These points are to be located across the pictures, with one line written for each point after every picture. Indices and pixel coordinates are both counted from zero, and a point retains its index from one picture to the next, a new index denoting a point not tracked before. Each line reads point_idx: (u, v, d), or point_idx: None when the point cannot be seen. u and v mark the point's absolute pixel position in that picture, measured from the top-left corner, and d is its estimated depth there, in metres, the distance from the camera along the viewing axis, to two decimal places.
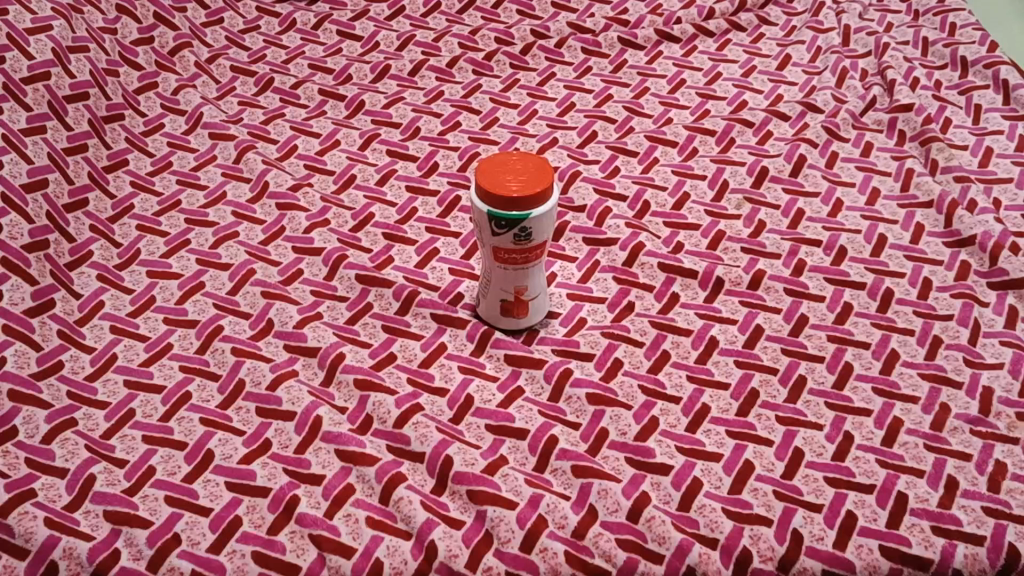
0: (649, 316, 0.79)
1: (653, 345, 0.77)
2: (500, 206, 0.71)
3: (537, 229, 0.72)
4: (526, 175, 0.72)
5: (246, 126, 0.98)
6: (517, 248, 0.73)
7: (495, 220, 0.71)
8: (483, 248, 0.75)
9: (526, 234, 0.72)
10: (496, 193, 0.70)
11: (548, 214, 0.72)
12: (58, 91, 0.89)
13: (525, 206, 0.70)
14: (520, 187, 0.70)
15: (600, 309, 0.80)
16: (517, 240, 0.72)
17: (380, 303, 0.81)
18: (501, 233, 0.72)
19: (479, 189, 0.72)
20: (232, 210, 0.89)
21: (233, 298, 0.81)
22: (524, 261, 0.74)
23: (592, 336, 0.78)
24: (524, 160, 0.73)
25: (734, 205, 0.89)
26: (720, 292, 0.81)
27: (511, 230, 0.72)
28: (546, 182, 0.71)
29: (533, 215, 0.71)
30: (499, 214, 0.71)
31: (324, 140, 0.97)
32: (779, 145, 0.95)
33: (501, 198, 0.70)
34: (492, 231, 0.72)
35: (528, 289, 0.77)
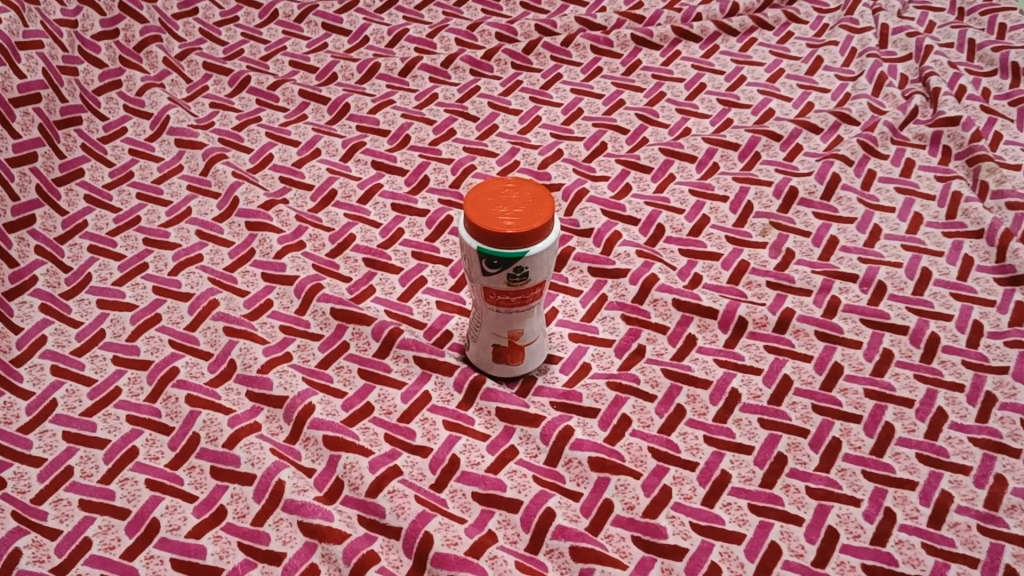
0: (662, 363, 0.70)
1: (666, 399, 0.68)
2: (492, 243, 0.61)
3: (534, 268, 0.63)
4: (522, 207, 0.62)
5: (218, 133, 0.89)
6: (512, 289, 0.64)
7: (486, 258, 0.62)
8: (473, 288, 0.66)
9: (522, 275, 0.63)
10: (487, 228, 0.61)
11: (548, 252, 0.63)
12: (5, 93, 0.80)
13: (520, 243, 0.61)
14: (516, 222, 0.61)
15: (606, 353, 0.71)
16: (512, 280, 0.63)
17: (358, 342, 0.71)
18: (494, 273, 0.63)
19: (468, 222, 0.62)
20: (196, 230, 0.79)
21: (191, 335, 0.72)
22: (519, 303, 0.65)
23: (597, 388, 0.68)
24: (520, 186, 0.64)
25: (759, 231, 0.80)
26: (742, 335, 0.72)
27: (504, 270, 0.63)
28: (545, 215, 0.62)
29: (531, 253, 0.62)
30: (490, 252, 0.62)
31: (303, 149, 0.87)
32: (809, 161, 0.85)
33: (492, 235, 0.61)
34: (483, 271, 0.63)
35: (525, 333, 0.67)
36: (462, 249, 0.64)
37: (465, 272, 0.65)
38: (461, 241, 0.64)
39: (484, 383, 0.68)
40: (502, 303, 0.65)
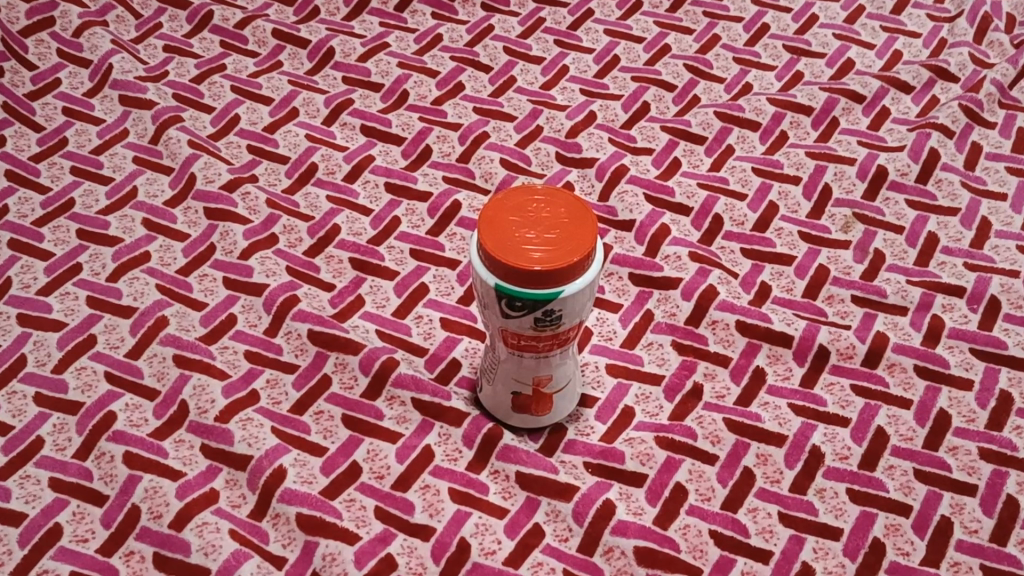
0: (723, 410, 0.56)
1: (731, 461, 0.54)
2: (516, 282, 0.47)
3: (569, 309, 0.48)
4: (554, 229, 0.47)
5: (171, 85, 0.72)
6: (540, 334, 0.49)
7: (506, 298, 0.47)
8: (488, 326, 0.51)
9: (553, 319, 0.48)
10: (508, 262, 0.46)
11: (589, 288, 0.48)
12: None
13: (553, 282, 0.46)
14: (548, 252, 0.46)
15: (653, 395, 0.57)
16: (541, 325, 0.49)
17: (342, 377, 0.57)
18: (518, 316, 0.48)
19: (483, 249, 0.47)
20: (142, 218, 0.64)
21: (134, 364, 0.57)
22: (548, 347, 0.51)
23: (643, 445, 0.54)
24: (553, 197, 0.48)
25: (840, 225, 0.64)
26: (823, 370, 0.58)
27: (531, 313, 0.48)
28: (587, 242, 0.47)
29: (566, 293, 0.47)
30: (513, 291, 0.47)
31: (277, 109, 0.71)
32: (899, 131, 0.69)
33: (515, 270, 0.46)
34: (503, 312, 0.48)
35: (553, 379, 0.53)
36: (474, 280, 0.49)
37: (479, 309, 0.50)
38: (474, 271, 0.49)
39: (501, 438, 0.54)
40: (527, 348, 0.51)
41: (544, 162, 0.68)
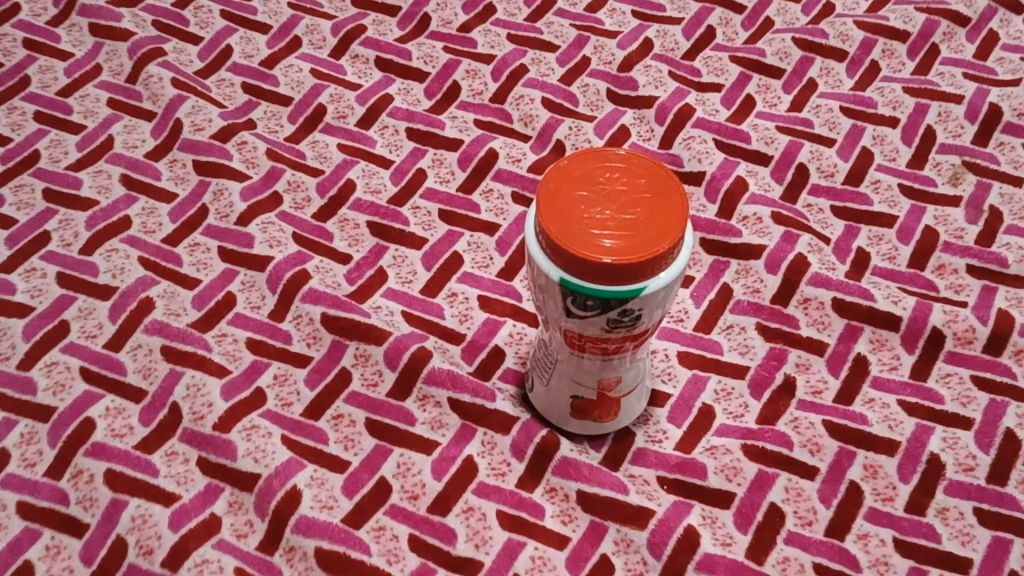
0: (821, 410, 0.47)
1: (833, 475, 0.45)
2: (586, 276, 0.37)
3: (651, 306, 0.38)
4: (632, 209, 0.37)
5: (150, 10, 0.62)
6: (613, 334, 0.40)
7: (572, 294, 0.38)
8: (547, 322, 0.42)
9: (631, 318, 0.38)
10: (574, 252, 0.36)
11: (677, 279, 0.38)
12: None
13: (633, 276, 0.36)
14: (626, 239, 0.36)
15: (735, 391, 0.47)
16: (615, 325, 0.39)
17: (364, 371, 0.48)
18: (587, 315, 0.39)
19: (543, 235, 0.37)
20: (120, 174, 0.54)
21: (114, 358, 0.48)
22: (619, 348, 0.41)
23: (727, 457, 0.45)
24: (629, 164, 0.38)
25: (947, 176, 0.54)
26: (937, 358, 0.48)
27: (604, 313, 0.38)
28: (675, 223, 0.37)
29: (649, 287, 0.37)
30: (582, 287, 0.37)
31: (276, 38, 0.60)
32: (1012, 60, 0.58)
33: (584, 263, 0.36)
34: (568, 310, 0.39)
35: (621, 382, 0.44)
36: (531, 270, 0.39)
37: (537, 303, 0.41)
38: (530, 260, 0.39)
39: (559, 448, 0.45)
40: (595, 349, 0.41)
41: (593, 101, 0.58)
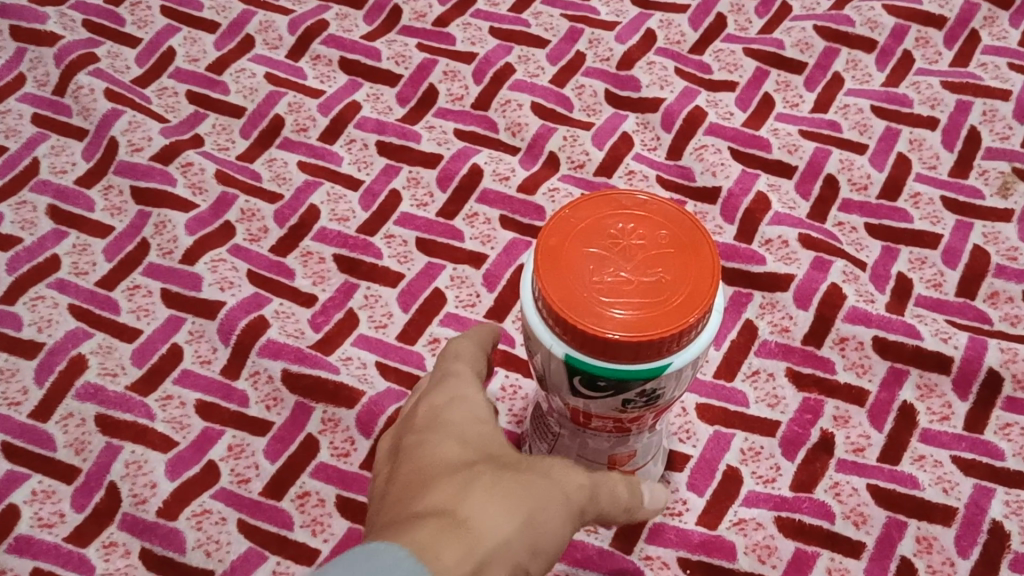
0: (865, 471, 0.40)
1: (881, 551, 0.38)
2: (597, 353, 0.28)
3: (675, 380, 0.30)
4: (653, 268, 0.28)
5: (79, 8, 0.55)
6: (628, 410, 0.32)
7: (576, 370, 0.29)
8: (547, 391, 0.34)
9: (652, 394, 0.31)
10: (582, 324, 0.27)
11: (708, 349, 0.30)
12: None
13: (651, 353, 0.28)
14: (645, 307, 0.27)
15: (765, 450, 0.41)
16: (632, 403, 0.31)
17: (333, 438, 0.41)
18: (598, 392, 0.31)
19: (541, 299, 0.29)
20: (47, 205, 0.47)
21: (42, 430, 0.41)
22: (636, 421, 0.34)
23: (760, 533, 0.39)
24: (647, 211, 0.29)
25: (996, 187, 0.48)
26: (994, 405, 0.42)
27: (619, 392, 0.30)
28: (709, 285, 0.28)
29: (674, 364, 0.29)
30: (591, 365, 0.29)
31: (225, 37, 0.53)
32: None
33: (594, 338, 0.28)
34: (574, 386, 0.31)
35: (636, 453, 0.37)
36: (526, 335, 0.31)
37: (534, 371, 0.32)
38: (526, 324, 0.30)
39: None
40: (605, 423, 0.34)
41: (590, 105, 0.51)
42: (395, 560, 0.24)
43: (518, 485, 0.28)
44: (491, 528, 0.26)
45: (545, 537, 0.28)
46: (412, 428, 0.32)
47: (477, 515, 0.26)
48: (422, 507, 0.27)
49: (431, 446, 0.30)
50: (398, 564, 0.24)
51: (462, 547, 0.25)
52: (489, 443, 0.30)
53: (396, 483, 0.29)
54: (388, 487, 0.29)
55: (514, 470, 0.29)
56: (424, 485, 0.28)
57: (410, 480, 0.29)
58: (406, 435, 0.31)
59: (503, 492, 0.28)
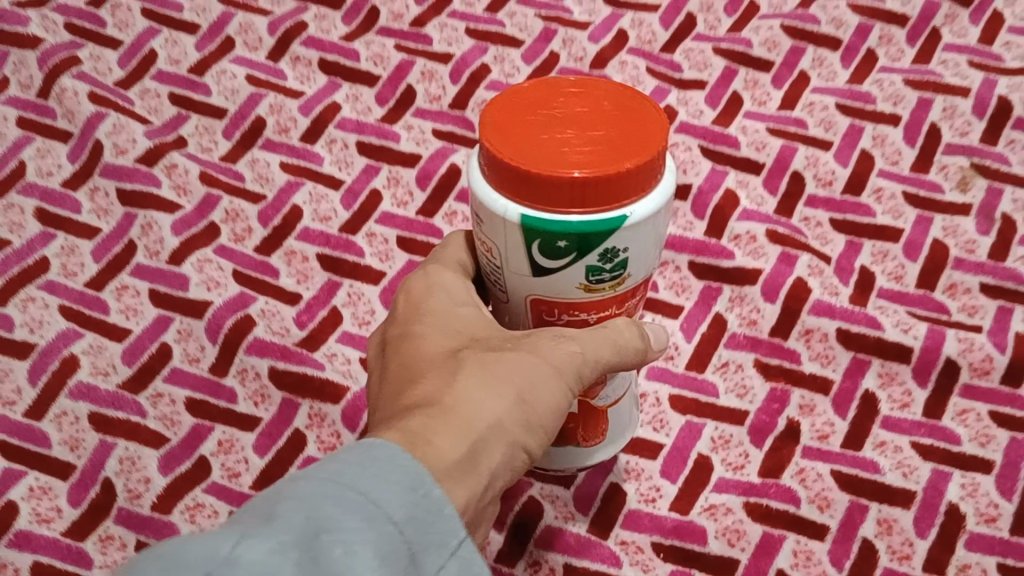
0: (829, 458, 0.42)
1: (845, 534, 0.40)
2: (552, 204, 0.27)
3: (639, 241, 0.29)
4: (602, 125, 0.28)
5: (61, 11, 0.56)
6: (593, 293, 0.31)
7: (536, 238, 0.28)
8: (508, 293, 0.33)
9: (617, 262, 0.29)
10: (532, 172, 0.27)
11: (665, 208, 0.29)
12: None
13: (609, 196, 0.27)
14: (599, 153, 0.27)
15: (734, 438, 0.43)
16: (596, 276, 0.30)
17: (319, 432, 0.42)
18: (558, 264, 0.29)
19: (489, 166, 0.28)
20: (35, 208, 0.48)
21: (35, 428, 0.42)
22: (605, 315, 0.32)
23: (729, 518, 0.40)
24: (586, 84, 0.29)
25: (956, 181, 0.50)
26: (952, 392, 0.44)
27: (581, 256, 0.29)
28: (656, 138, 0.27)
29: (632, 214, 0.28)
30: (548, 222, 0.28)
31: (206, 40, 0.54)
32: (1018, 47, 0.54)
33: (547, 184, 0.27)
34: (534, 262, 0.30)
35: (606, 390, 0.38)
36: (479, 221, 0.30)
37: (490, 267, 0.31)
38: (477, 203, 0.30)
39: (543, 517, 0.41)
40: (573, 317, 0.32)
41: None
42: (392, 453, 0.25)
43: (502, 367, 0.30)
44: (478, 411, 0.29)
45: (537, 410, 0.30)
46: (401, 325, 0.34)
47: (461, 402, 0.29)
48: (413, 404, 0.29)
49: (421, 347, 0.32)
50: (396, 457, 0.25)
51: (452, 433, 0.28)
52: (472, 334, 0.33)
53: (392, 382, 0.32)
54: (383, 387, 0.32)
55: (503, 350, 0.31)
56: (415, 378, 0.31)
57: (401, 376, 0.31)
58: (396, 334, 0.34)
59: (488, 373, 0.30)
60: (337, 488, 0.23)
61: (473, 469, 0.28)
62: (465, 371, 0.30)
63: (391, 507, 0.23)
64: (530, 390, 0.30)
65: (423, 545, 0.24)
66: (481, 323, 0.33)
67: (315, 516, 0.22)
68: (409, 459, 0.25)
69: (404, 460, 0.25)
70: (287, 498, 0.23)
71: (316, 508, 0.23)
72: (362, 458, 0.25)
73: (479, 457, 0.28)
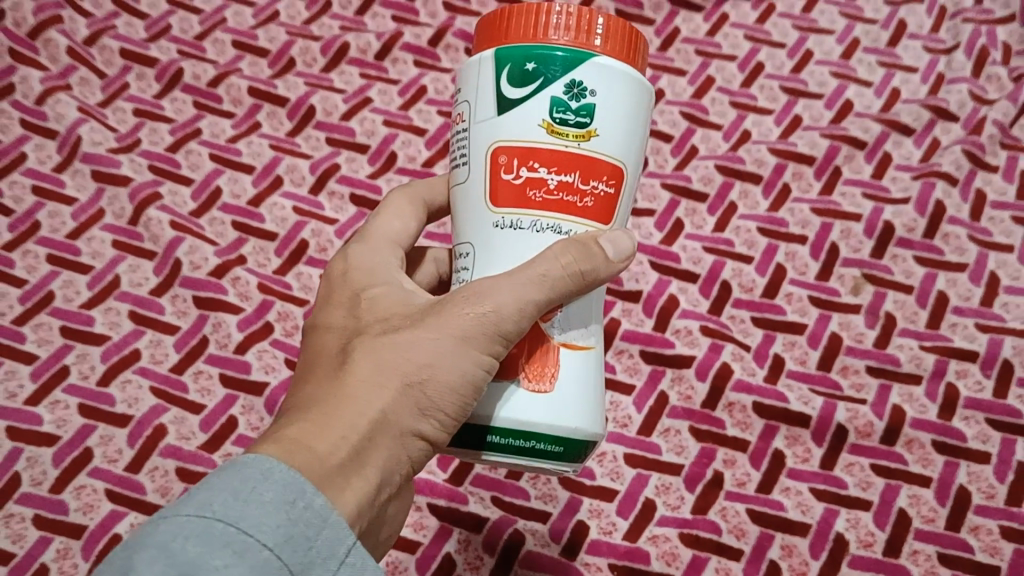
0: (745, 499, 0.55)
1: (756, 554, 0.53)
2: (522, 35, 0.36)
3: (603, 90, 0.36)
4: None
5: (146, 154, 0.68)
6: (555, 137, 0.36)
7: (511, 65, 0.36)
8: (474, 165, 0.38)
9: (581, 103, 0.36)
10: (507, 10, 0.37)
11: (624, 77, 0.37)
12: None
13: (581, 28, 0.36)
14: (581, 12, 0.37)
15: (674, 485, 0.56)
16: (561, 114, 0.36)
17: None
18: (525, 94, 0.36)
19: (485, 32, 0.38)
20: (128, 310, 0.61)
21: (134, 478, 0.56)
22: (564, 183, 0.37)
23: (667, 544, 0.53)
24: None
25: (850, 287, 0.63)
26: (843, 450, 0.57)
27: (547, 84, 0.36)
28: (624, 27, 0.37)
29: (595, 54, 0.36)
30: (515, 48, 0.36)
31: (260, 178, 0.68)
32: (902, 179, 0.68)
33: (517, 12, 0.36)
34: (500, 95, 0.37)
35: (560, 320, 0.39)
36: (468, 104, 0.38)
37: (461, 130, 0.38)
38: (464, 78, 0.39)
39: (524, 542, 0.54)
40: (530, 173, 0.37)
41: None
42: (257, 480, 0.30)
43: (391, 358, 0.35)
44: (365, 407, 0.34)
45: (431, 395, 0.35)
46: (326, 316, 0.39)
47: (353, 400, 0.34)
48: (317, 401, 0.35)
49: (332, 348, 0.37)
50: (263, 479, 0.30)
51: (337, 435, 0.33)
52: (383, 318, 0.37)
53: (309, 373, 0.37)
54: (301, 370, 0.38)
55: (401, 337, 0.35)
56: (314, 374, 0.36)
57: (308, 370, 0.37)
58: (320, 329, 0.39)
59: (378, 367, 0.34)
60: (205, 523, 0.28)
61: (362, 467, 0.33)
62: (357, 366, 0.35)
63: (259, 534, 0.29)
64: (423, 372, 0.34)
65: (297, 564, 0.29)
66: (392, 307, 0.38)
67: (183, 555, 0.27)
68: (283, 476, 0.30)
69: (274, 482, 0.30)
70: (145, 549, 0.28)
71: (186, 547, 0.28)
72: (234, 487, 0.30)
73: (365, 457, 0.33)
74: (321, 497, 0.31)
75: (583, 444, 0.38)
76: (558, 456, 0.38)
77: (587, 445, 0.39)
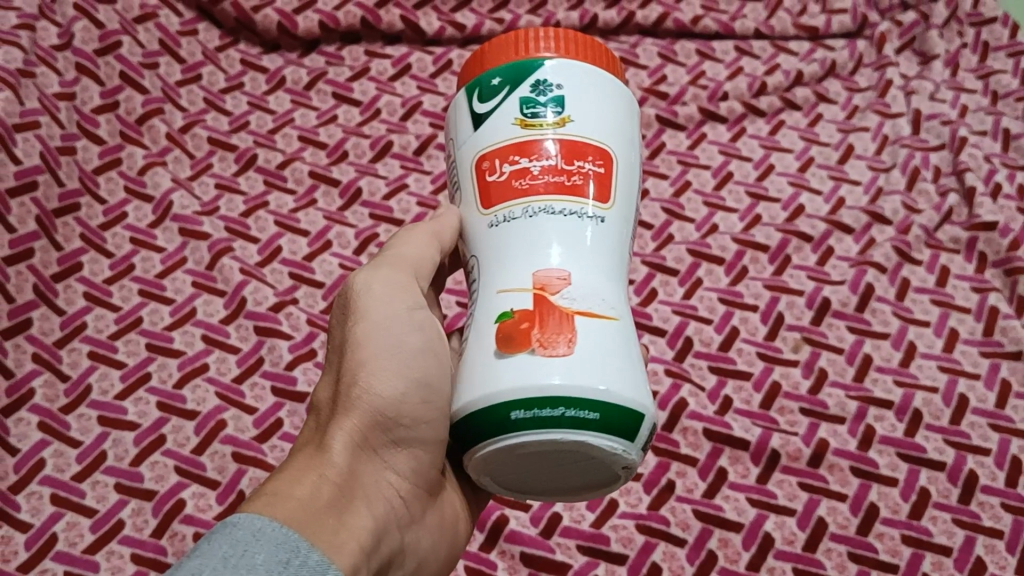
0: (692, 501, 0.68)
1: (697, 544, 0.66)
2: (493, 63, 0.47)
3: (556, 85, 0.46)
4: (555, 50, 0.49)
5: (224, 218, 0.84)
6: (528, 129, 0.46)
7: (483, 85, 0.47)
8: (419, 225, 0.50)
9: (545, 96, 0.46)
10: (479, 51, 0.48)
11: (575, 75, 0.47)
12: (46, 203, 0.79)
13: (537, 45, 0.47)
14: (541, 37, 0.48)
15: (634, 488, 0.68)
16: (529, 109, 0.46)
17: None
18: (500, 102, 0.46)
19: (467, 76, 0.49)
20: (201, 334, 0.76)
21: (198, 459, 0.69)
22: (545, 166, 0.45)
23: (625, 530, 0.66)
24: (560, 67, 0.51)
25: (791, 346, 0.77)
26: (775, 470, 0.70)
27: (514, 90, 0.46)
28: (579, 41, 0.48)
29: (549, 61, 0.47)
30: (485, 74, 0.47)
31: (314, 240, 0.83)
32: (841, 267, 0.82)
33: (487, 50, 0.48)
34: (475, 112, 0.47)
35: (571, 294, 0.43)
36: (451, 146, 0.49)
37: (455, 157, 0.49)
38: (452, 122, 0.50)
39: (507, 523, 0.66)
40: (514, 166, 0.45)
41: None
42: (246, 549, 0.35)
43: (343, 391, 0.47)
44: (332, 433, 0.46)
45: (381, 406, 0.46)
46: None
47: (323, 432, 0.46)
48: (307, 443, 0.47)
49: None
50: (248, 547, 0.35)
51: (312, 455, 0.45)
52: None
53: None
54: None
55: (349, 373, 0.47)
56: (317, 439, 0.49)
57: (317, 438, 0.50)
58: None
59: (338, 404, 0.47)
60: None
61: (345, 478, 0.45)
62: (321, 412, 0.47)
63: None
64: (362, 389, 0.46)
65: None
66: None
67: None
68: (266, 541, 0.36)
69: (263, 542, 0.36)
70: None
71: None
72: (224, 552, 0.35)
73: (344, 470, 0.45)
74: (315, 550, 0.37)
75: (617, 409, 0.40)
76: (592, 424, 0.40)
77: (631, 416, 0.41)
